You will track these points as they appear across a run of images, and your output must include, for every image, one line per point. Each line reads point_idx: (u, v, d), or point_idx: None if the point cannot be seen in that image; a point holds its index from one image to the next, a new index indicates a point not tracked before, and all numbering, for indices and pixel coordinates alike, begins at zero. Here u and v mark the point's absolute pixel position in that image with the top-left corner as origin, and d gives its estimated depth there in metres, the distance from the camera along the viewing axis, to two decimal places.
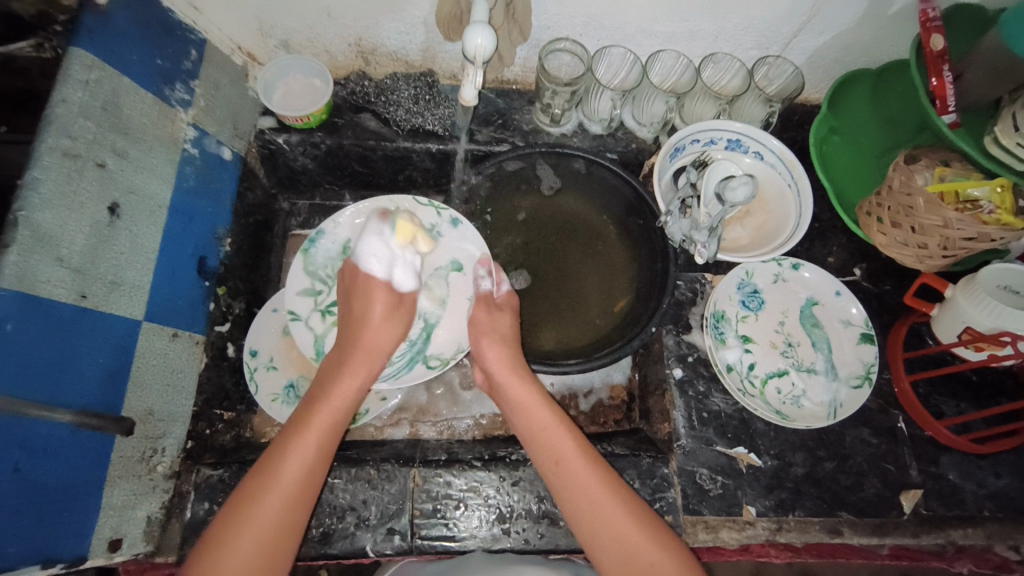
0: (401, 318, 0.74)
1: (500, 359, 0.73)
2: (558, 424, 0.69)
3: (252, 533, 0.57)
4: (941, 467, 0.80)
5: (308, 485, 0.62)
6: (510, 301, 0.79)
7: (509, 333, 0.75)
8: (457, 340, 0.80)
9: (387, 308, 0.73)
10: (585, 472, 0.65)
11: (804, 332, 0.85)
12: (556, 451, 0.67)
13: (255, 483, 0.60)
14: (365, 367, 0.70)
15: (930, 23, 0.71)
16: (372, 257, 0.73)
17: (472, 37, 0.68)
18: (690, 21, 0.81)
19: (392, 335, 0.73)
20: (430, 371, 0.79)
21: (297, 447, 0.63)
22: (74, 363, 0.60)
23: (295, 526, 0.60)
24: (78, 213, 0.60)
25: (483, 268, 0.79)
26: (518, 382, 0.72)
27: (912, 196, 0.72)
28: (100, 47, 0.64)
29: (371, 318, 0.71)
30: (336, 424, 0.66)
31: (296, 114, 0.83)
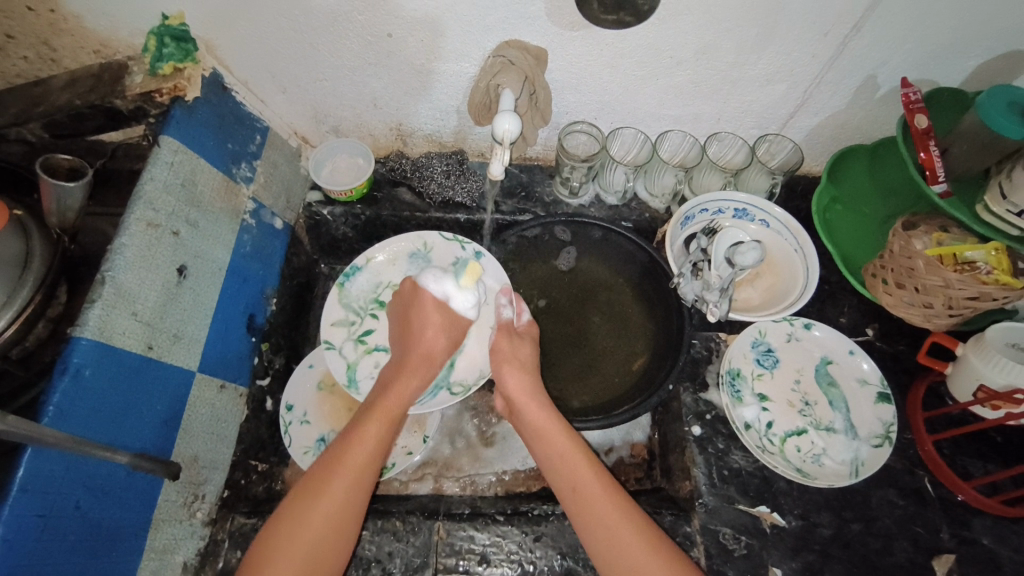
0: (456, 335, 0.80)
1: (518, 384, 0.77)
2: (572, 450, 0.72)
3: (315, 524, 0.63)
4: (973, 530, 0.78)
5: (364, 481, 0.67)
6: (529, 330, 0.84)
7: (527, 359, 0.80)
8: (479, 367, 0.85)
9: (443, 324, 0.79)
10: (597, 499, 0.68)
11: (820, 390, 0.87)
12: (570, 476, 0.70)
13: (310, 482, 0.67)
14: (420, 374, 0.76)
15: (913, 104, 0.78)
16: (434, 284, 0.81)
17: (500, 122, 0.78)
18: (695, 107, 0.91)
19: (444, 350, 0.79)
20: (453, 397, 0.82)
21: (356, 447, 0.69)
22: (137, 409, 0.66)
23: (352, 519, 0.66)
24: (154, 274, 0.69)
25: (505, 297, 0.84)
26: (534, 407, 0.76)
27: (912, 259, 0.77)
28: (184, 134, 0.75)
29: (427, 333, 0.78)
30: (391, 426, 0.72)
31: (341, 188, 0.94)
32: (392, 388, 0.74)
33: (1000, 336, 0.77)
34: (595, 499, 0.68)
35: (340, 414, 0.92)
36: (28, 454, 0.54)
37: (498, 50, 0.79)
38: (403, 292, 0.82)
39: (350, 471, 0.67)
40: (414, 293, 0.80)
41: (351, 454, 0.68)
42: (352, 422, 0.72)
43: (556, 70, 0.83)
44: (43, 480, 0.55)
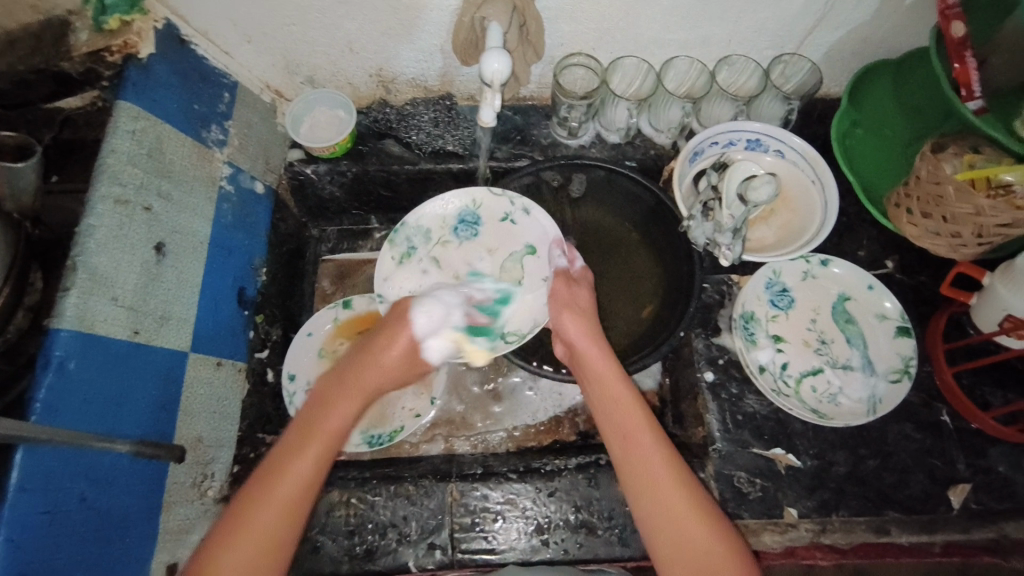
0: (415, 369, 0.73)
1: (584, 328, 0.73)
2: (631, 399, 0.68)
3: (238, 557, 0.55)
4: (991, 460, 0.78)
5: (296, 515, 0.58)
6: (584, 276, 0.80)
7: (587, 306, 0.76)
8: (532, 318, 0.81)
9: (408, 348, 0.71)
10: (650, 448, 0.65)
11: (837, 328, 0.84)
12: (622, 421, 0.67)
13: (225, 526, 0.57)
14: (359, 403, 0.67)
15: (949, 10, 0.71)
16: (427, 317, 0.74)
17: (489, 62, 0.70)
18: (702, 28, 0.82)
19: (398, 372, 0.71)
20: (509, 345, 0.79)
21: (287, 479, 0.59)
22: (131, 395, 0.64)
23: (283, 553, 0.57)
24: (130, 254, 0.65)
25: (558, 250, 0.82)
26: (597, 356, 0.71)
27: (940, 185, 0.71)
28: (144, 97, 0.69)
29: (386, 355, 0.70)
30: (300, 492, 0.59)
31: (323, 145, 0.87)
32: (323, 418, 0.64)
33: None
34: (646, 446, 0.65)
35: None
36: (22, 455, 0.52)
37: None
38: (395, 309, 0.74)
39: (282, 502, 0.58)
40: (401, 316, 0.73)
41: (283, 483, 0.59)
42: (285, 445, 0.62)
43: None
44: (41, 477, 0.54)
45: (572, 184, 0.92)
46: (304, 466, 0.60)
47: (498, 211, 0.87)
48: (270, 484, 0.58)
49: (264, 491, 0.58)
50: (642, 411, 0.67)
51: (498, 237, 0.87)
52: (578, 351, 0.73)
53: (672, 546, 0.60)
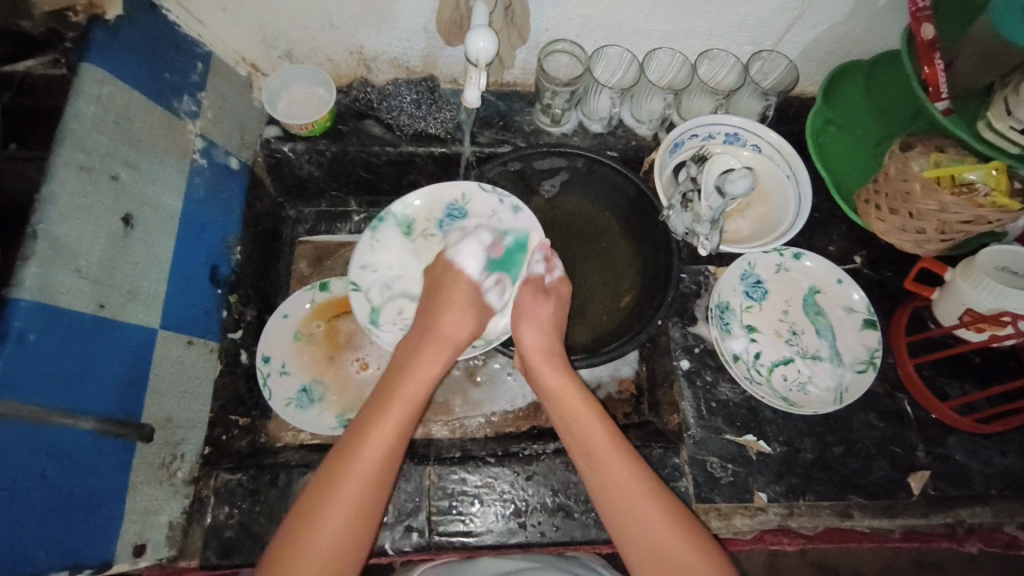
0: (480, 307, 0.76)
1: (539, 343, 0.74)
2: (592, 419, 0.69)
3: (337, 508, 0.59)
4: (948, 448, 0.81)
5: (380, 484, 0.61)
6: (558, 287, 0.79)
7: (548, 318, 0.76)
8: (504, 321, 0.81)
9: (470, 295, 0.75)
10: (616, 469, 0.65)
11: (807, 319, 0.86)
12: (588, 443, 0.68)
13: (320, 487, 0.60)
14: (442, 359, 0.71)
15: (920, 12, 0.73)
16: (468, 256, 0.78)
17: (474, 40, 0.70)
18: (685, 19, 0.83)
19: (465, 326, 0.74)
20: (475, 350, 0.80)
21: (369, 444, 0.62)
22: (95, 371, 0.61)
23: (364, 533, 0.60)
24: (95, 225, 0.62)
25: (540, 253, 0.79)
26: (548, 368, 0.73)
27: (908, 182, 0.74)
28: (110, 62, 0.66)
29: (449, 298, 0.74)
30: (404, 427, 0.64)
31: (301, 122, 0.85)
32: (412, 375, 0.68)
33: (991, 261, 0.76)
34: (613, 467, 0.66)
35: (320, 363, 0.91)
36: None
37: None
38: (438, 266, 0.78)
39: (361, 481, 0.60)
40: (450, 268, 0.77)
41: (360, 456, 0.61)
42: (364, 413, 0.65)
43: None
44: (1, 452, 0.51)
45: (541, 192, 0.95)
46: (372, 448, 0.61)
47: (485, 209, 0.84)
48: (354, 468, 0.60)
49: (344, 471, 0.60)
50: (604, 428, 0.69)
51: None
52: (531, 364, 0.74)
53: (649, 558, 0.61)
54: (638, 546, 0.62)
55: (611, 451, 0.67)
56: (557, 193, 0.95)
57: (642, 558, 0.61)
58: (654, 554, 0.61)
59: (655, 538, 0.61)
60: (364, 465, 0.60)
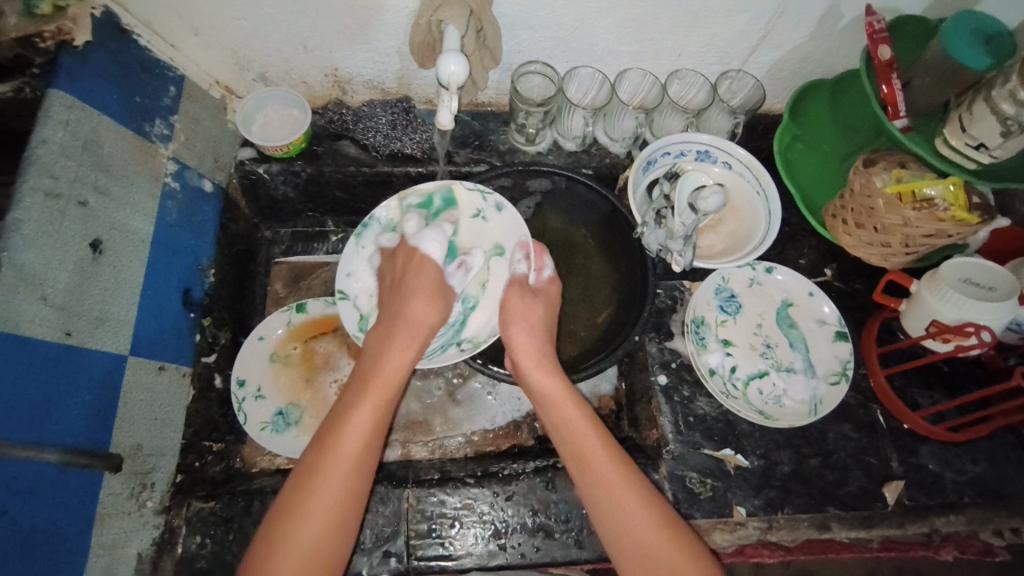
0: (444, 292, 0.75)
1: (528, 343, 0.74)
2: (586, 423, 0.69)
3: (333, 486, 0.60)
4: (921, 457, 0.83)
5: (362, 468, 0.62)
6: (546, 287, 0.80)
7: (537, 320, 0.77)
8: (493, 324, 0.81)
9: (434, 282, 0.74)
10: (607, 470, 0.65)
11: (781, 332, 0.88)
12: (580, 446, 0.68)
13: (309, 465, 0.61)
14: (413, 347, 0.70)
15: (876, 34, 0.75)
16: (430, 242, 0.76)
17: (445, 65, 0.70)
18: (654, 41, 0.85)
19: (432, 310, 0.73)
20: (462, 352, 0.79)
21: (348, 430, 0.63)
22: (61, 401, 0.60)
23: (351, 518, 0.61)
24: (62, 251, 0.61)
25: (522, 251, 0.79)
26: (539, 371, 0.73)
27: (872, 198, 0.76)
28: (78, 87, 0.66)
29: (408, 291, 0.73)
30: (387, 400, 0.67)
31: (275, 144, 0.85)
32: (381, 362, 0.69)
33: (954, 272, 0.78)
34: (603, 469, 0.65)
35: (297, 386, 0.90)
36: None
37: None
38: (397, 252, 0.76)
39: (341, 469, 0.61)
40: (411, 253, 0.75)
41: (343, 442, 0.62)
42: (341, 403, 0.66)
43: (504, 3, 0.76)
44: None
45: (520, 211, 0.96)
46: (354, 431, 0.63)
47: (471, 207, 0.83)
48: (331, 451, 0.62)
49: (327, 455, 0.61)
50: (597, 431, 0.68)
51: (470, 236, 0.82)
52: (525, 369, 0.74)
53: (637, 562, 0.61)
54: (629, 553, 0.62)
55: (602, 454, 0.66)
56: (538, 210, 0.96)
57: (632, 564, 0.61)
58: (642, 559, 0.61)
59: (645, 543, 0.61)
60: (344, 452, 0.61)
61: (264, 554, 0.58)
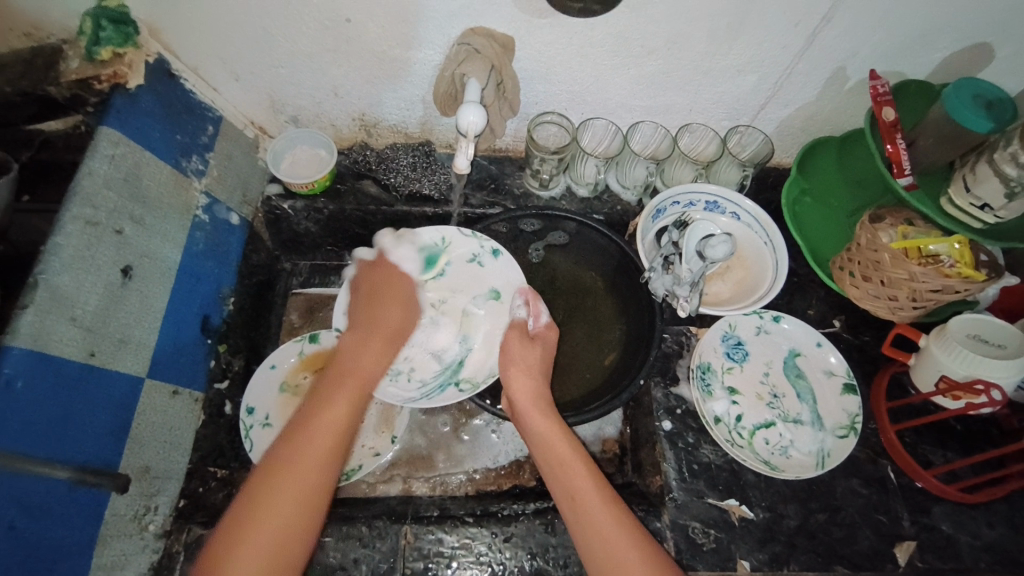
0: (412, 306, 0.84)
1: (530, 388, 0.76)
2: (574, 461, 0.70)
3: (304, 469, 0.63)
4: (934, 517, 0.80)
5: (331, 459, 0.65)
6: (545, 333, 0.82)
7: (536, 364, 0.79)
8: (491, 366, 0.85)
9: (404, 296, 0.83)
10: (599, 511, 0.66)
11: (788, 383, 0.87)
12: (569, 485, 0.69)
13: (283, 453, 0.64)
14: (382, 352, 0.78)
15: (880, 97, 0.78)
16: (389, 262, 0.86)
17: (465, 115, 0.76)
18: (665, 97, 0.89)
19: (401, 317, 0.81)
20: (461, 393, 0.82)
21: (327, 419, 0.68)
22: (78, 420, 0.62)
23: (322, 496, 0.63)
24: (94, 275, 0.64)
25: (524, 298, 0.84)
26: (537, 414, 0.74)
27: (878, 251, 0.77)
28: (127, 124, 0.71)
29: (389, 302, 0.81)
30: (359, 397, 0.72)
31: (302, 181, 0.90)
32: (358, 365, 0.75)
33: (960, 328, 0.78)
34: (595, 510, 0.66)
35: None
36: None
37: (462, 38, 0.76)
38: (376, 266, 0.84)
39: (311, 458, 0.64)
40: (393, 270, 0.85)
41: (318, 428, 0.67)
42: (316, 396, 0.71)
43: (523, 58, 0.81)
44: None
45: (531, 255, 0.98)
46: (332, 421, 0.68)
47: (467, 251, 0.90)
48: (307, 436, 0.66)
49: (301, 440, 0.65)
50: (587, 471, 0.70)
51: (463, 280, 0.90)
52: (519, 409, 0.76)
53: None
54: None
55: (592, 493, 0.67)
56: (546, 256, 0.98)
57: None
58: None
59: None
60: (320, 436, 0.66)
61: (235, 528, 0.59)
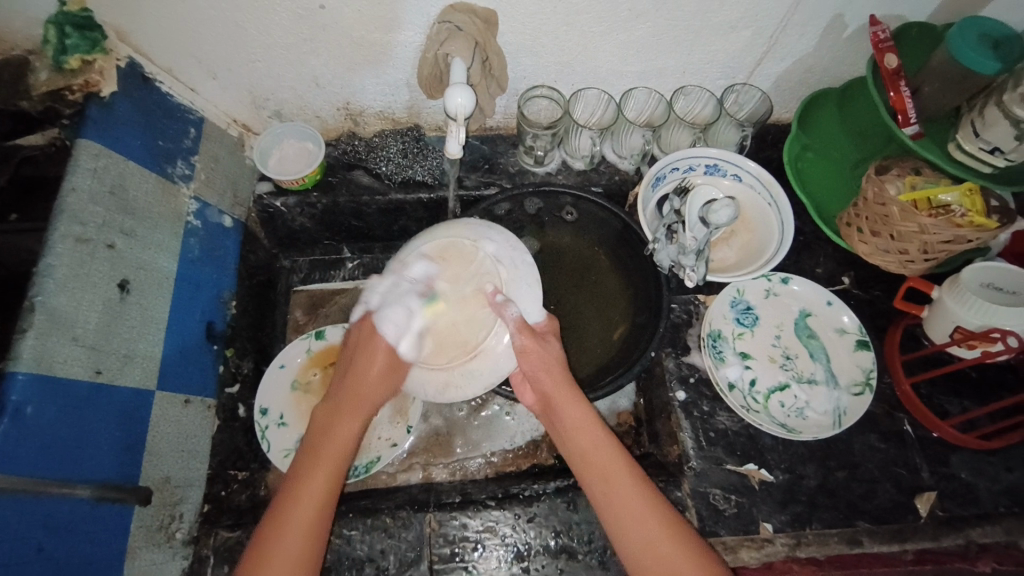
0: (396, 382, 0.69)
1: (555, 383, 0.70)
2: (607, 438, 0.69)
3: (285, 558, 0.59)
4: (953, 466, 0.80)
5: (313, 542, 0.62)
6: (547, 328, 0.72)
7: (557, 363, 0.69)
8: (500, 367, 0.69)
9: (386, 367, 0.68)
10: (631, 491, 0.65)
11: (800, 344, 0.87)
12: (603, 469, 0.67)
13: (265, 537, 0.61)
14: (355, 420, 0.68)
15: (882, 43, 0.74)
16: (391, 324, 0.68)
17: (453, 97, 0.73)
18: (658, 60, 0.86)
19: (384, 396, 0.69)
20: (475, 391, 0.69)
21: (298, 502, 0.63)
22: (93, 438, 0.62)
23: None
24: (91, 293, 0.64)
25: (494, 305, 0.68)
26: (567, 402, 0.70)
27: (886, 205, 0.75)
28: (106, 135, 0.69)
29: (369, 377, 0.68)
30: (337, 472, 0.66)
31: (292, 177, 0.88)
32: (327, 438, 0.67)
33: (975, 277, 0.77)
34: (635, 494, 0.65)
35: None
36: None
37: (442, 15, 0.73)
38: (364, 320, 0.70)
39: (291, 545, 0.60)
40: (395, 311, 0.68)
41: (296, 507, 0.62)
42: (290, 481, 0.65)
43: (507, 33, 0.78)
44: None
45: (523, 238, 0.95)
46: (306, 503, 0.63)
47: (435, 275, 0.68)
48: (283, 530, 0.61)
49: (283, 524, 0.61)
50: (621, 452, 0.68)
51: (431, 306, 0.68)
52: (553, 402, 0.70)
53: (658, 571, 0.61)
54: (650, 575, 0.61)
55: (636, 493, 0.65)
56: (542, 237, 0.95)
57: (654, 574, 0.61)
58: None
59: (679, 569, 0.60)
60: (293, 530, 0.61)
61: None
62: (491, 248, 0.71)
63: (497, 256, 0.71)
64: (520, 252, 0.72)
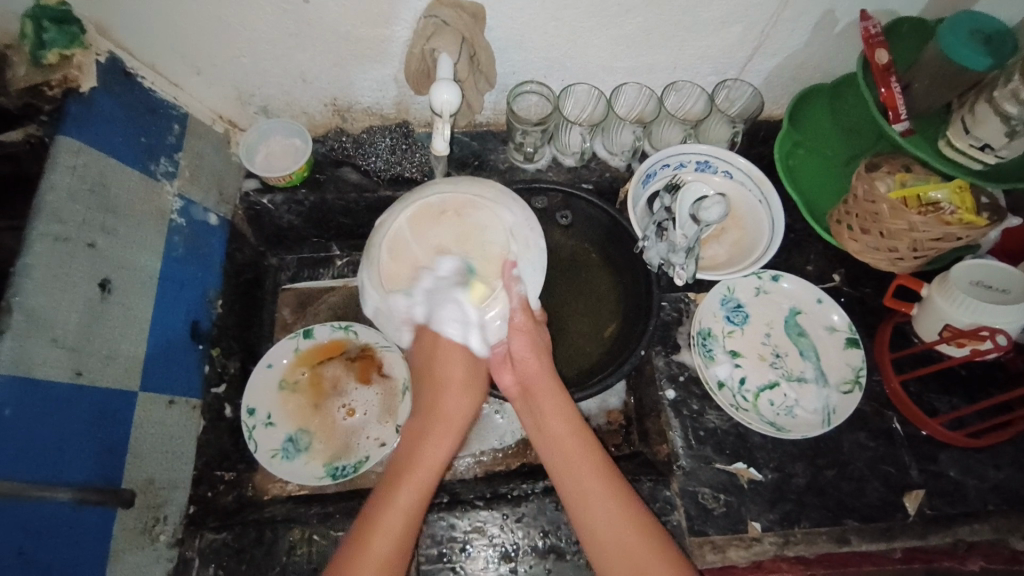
0: (467, 366, 0.74)
1: (533, 367, 0.72)
2: (581, 433, 0.70)
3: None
4: (941, 464, 0.80)
5: (406, 540, 0.64)
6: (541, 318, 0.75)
7: (545, 351, 0.73)
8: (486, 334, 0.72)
9: (465, 374, 0.74)
10: (598, 488, 0.65)
11: (790, 342, 0.87)
12: (573, 467, 0.68)
13: (352, 546, 0.63)
14: (446, 442, 0.73)
15: (872, 39, 0.74)
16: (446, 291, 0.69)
17: (438, 93, 0.72)
18: (648, 56, 0.85)
19: (468, 406, 0.75)
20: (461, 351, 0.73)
21: (389, 512, 0.65)
22: (72, 441, 0.61)
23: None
24: (71, 294, 0.63)
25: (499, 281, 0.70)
26: (545, 396, 0.72)
27: (876, 203, 0.75)
28: (85, 132, 0.68)
29: (446, 366, 0.73)
30: (426, 484, 0.68)
31: (279, 174, 0.87)
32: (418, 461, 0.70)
33: (965, 275, 0.77)
34: (602, 498, 0.65)
35: (306, 412, 0.90)
36: None
37: (428, 10, 0.72)
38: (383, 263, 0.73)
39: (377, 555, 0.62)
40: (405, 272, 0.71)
41: (383, 522, 0.64)
42: (376, 493, 0.67)
43: (495, 28, 0.77)
44: None
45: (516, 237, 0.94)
46: (394, 513, 0.65)
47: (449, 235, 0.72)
48: (374, 536, 0.63)
49: (373, 534, 0.63)
50: (591, 447, 0.69)
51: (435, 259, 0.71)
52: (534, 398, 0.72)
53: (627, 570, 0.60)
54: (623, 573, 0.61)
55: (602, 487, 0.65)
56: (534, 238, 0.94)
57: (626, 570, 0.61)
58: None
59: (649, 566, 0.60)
60: (380, 539, 0.63)
61: None
62: (508, 219, 0.73)
63: (512, 230, 0.73)
64: (536, 235, 0.74)
